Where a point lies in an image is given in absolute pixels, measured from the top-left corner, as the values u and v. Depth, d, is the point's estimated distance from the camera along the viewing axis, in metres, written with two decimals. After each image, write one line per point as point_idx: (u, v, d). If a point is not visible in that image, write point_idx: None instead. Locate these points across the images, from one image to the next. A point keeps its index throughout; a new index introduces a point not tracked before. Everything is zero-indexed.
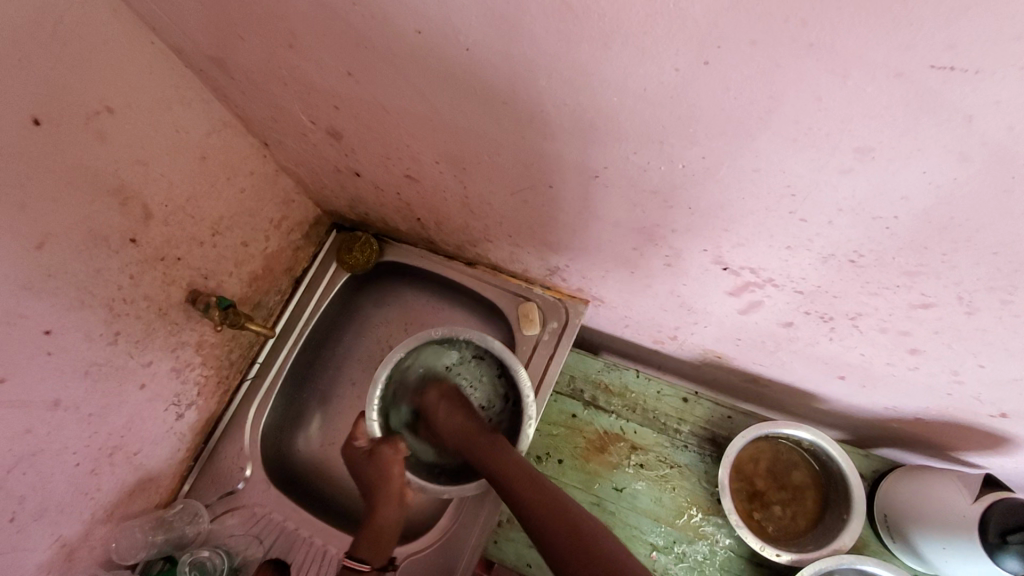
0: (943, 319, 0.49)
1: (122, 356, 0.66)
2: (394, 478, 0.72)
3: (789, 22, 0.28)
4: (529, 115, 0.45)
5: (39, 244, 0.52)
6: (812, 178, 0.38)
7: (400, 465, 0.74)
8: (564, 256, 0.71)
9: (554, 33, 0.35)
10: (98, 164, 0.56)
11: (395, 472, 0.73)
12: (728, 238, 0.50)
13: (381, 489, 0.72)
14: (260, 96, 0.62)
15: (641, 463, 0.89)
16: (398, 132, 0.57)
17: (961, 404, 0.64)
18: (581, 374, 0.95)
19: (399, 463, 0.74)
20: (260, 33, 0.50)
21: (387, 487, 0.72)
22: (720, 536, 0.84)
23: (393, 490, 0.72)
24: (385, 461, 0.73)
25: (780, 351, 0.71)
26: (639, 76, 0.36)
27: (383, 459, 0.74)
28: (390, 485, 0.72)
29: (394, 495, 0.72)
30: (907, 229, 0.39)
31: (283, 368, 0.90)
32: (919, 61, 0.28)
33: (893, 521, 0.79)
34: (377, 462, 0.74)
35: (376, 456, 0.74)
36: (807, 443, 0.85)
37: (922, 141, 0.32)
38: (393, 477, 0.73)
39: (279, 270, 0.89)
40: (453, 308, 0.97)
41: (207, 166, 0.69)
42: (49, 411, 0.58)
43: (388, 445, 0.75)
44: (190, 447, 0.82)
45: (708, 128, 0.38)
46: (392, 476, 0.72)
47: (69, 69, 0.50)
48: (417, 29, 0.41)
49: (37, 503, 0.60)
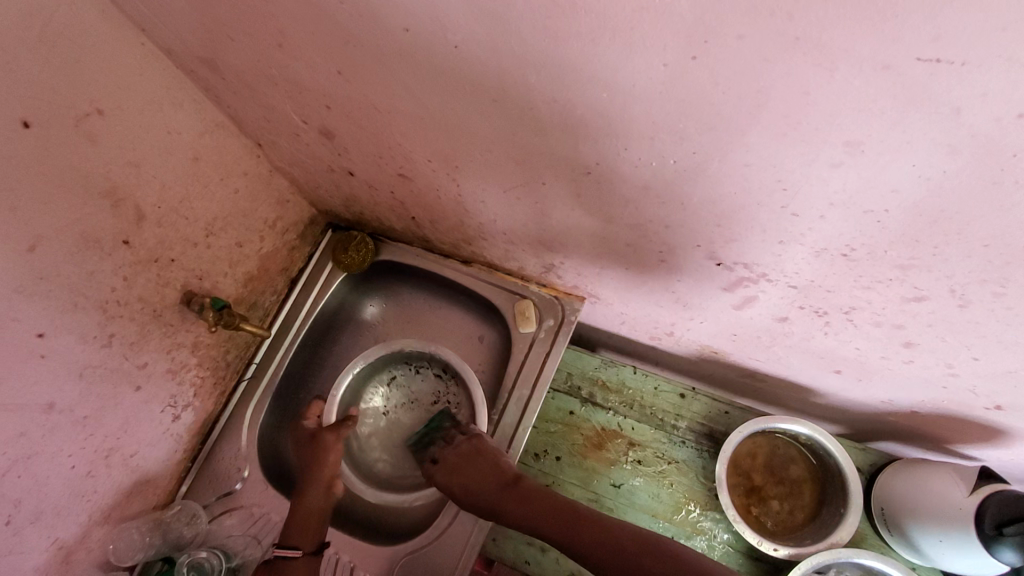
0: (935, 313, 0.49)
1: (117, 358, 0.66)
2: (328, 464, 0.78)
3: (776, 16, 0.28)
4: (521, 111, 0.44)
5: (31, 246, 0.52)
6: (802, 172, 0.38)
7: (335, 454, 0.79)
8: (559, 254, 0.71)
9: (541, 29, 0.35)
10: (89, 166, 0.55)
11: (327, 458, 0.78)
12: (721, 233, 0.50)
13: (313, 475, 0.77)
14: (252, 96, 0.62)
15: (638, 459, 0.89)
16: (390, 130, 0.57)
17: (956, 397, 0.64)
18: (578, 371, 0.95)
19: (335, 451, 0.79)
20: (250, 33, 0.50)
21: (315, 473, 0.77)
22: (718, 531, 0.84)
23: (324, 475, 0.77)
24: (323, 446, 0.79)
25: (775, 346, 0.71)
26: (628, 72, 0.36)
27: (322, 444, 0.79)
28: (322, 470, 0.77)
29: (321, 482, 0.77)
30: (898, 222, 0.39)
31: (280, 368, 0.90)
32: (906, 54, 0.28)
33: (889, 514, 0.79)
34: (315, 447, 0.80)
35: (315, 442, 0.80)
36: (804, 437, 0.85)
37: (910, 134, 0.32)
38: (327, 463, 0.78)
39: (274, 270, 0.89)
40: (449, 306, 0.97)
41: (199, 167, 0.68)
42: (44, 413, 0.58)
43: (331, 432, 0.80)
44: (187, 448, 0.82)
45: (697, 123, 0.38)
46: (325, 462, 0.78)
47: (58, 70, 0.50)
48: (406, 27, 0.41)
49: (33, 506, 0.60)
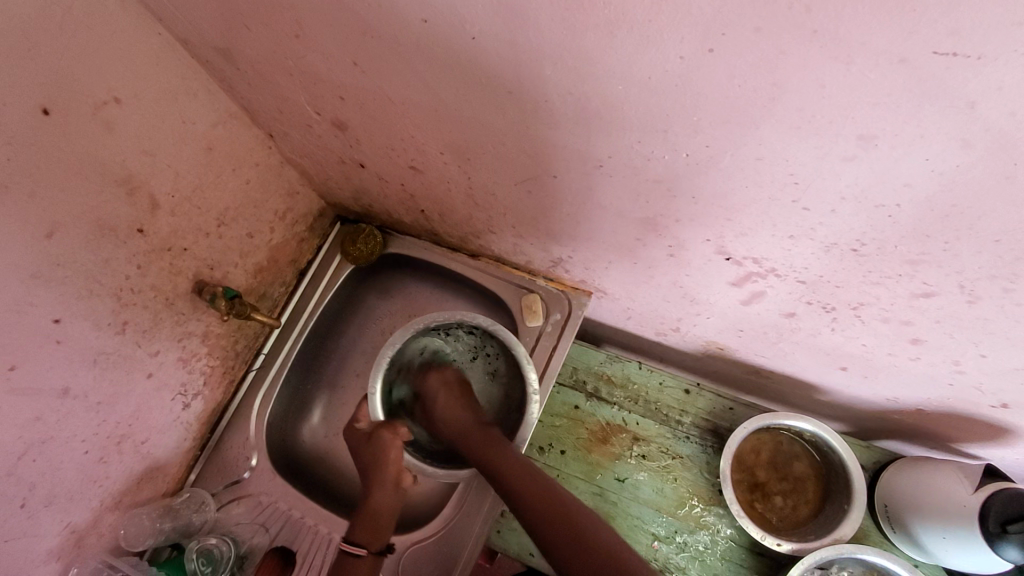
0: (944, 308, 0.50)
1: (129, 345, 0.67)
2: (392, 464, 0.73)
3: (794, 8, 0.28)
4: (533, 103, 0.45)
5: (49, 233, 0.53)
6: (814, 166, 0.39)
7: (398, 451, 0.74)
8: (567, 247, 0.72)
9: (560, 21, 0.36)
10: (105, 154, 0.56)
11: (390, 459, 0.73)
12: (731, 228, 0.50)
13: (377, 476, 0.72)
14: (266, 87, 0.62)
15: (643, 454, 0.89)
16: (403, 122, 0.58)
17: (962, 395, 0.65)
18: (583, 366, 0.95)
19: (397, 449, 0.74)
20: (267, 24, 0.51)
21: (382, 474, 0.72)
22: (722, 526, 0.85)
23: (389, 476, 0.72)
24: (383, 446, 0.73)
25: (781, 342, 0.71)
26: (644, 64, 0.36)
27: (382, 443, 0.74)
28: (387, 470, 0.72)
29: (388, 481, 0.72)
30: (908, 217, 0.40)
31: (288, 358, 0.91)
32: (922, 48, 0.28)
33: (892, 511, 0.80)
34: (375, 446, 0.74)
35: (375, 439, 0.75)
36: (808, 433, 0.85)
37: (925, 128, 0.32)
38: (391, 463, 0.73)
39: (283, 261, 0.90)
40: (456, 300, 0.98)
41: (213, 157, 0.69)
42: (58, 399, 0.59)
43: (389, 428, 0.74)
44: (196, 436, 0.83)
45: (711, 116, 0.38)
46: (388, 461, 0.73)
47: (78, 59, 0.50)
48: (423, 18, 0.41)
49: (47, 490, 0.61)
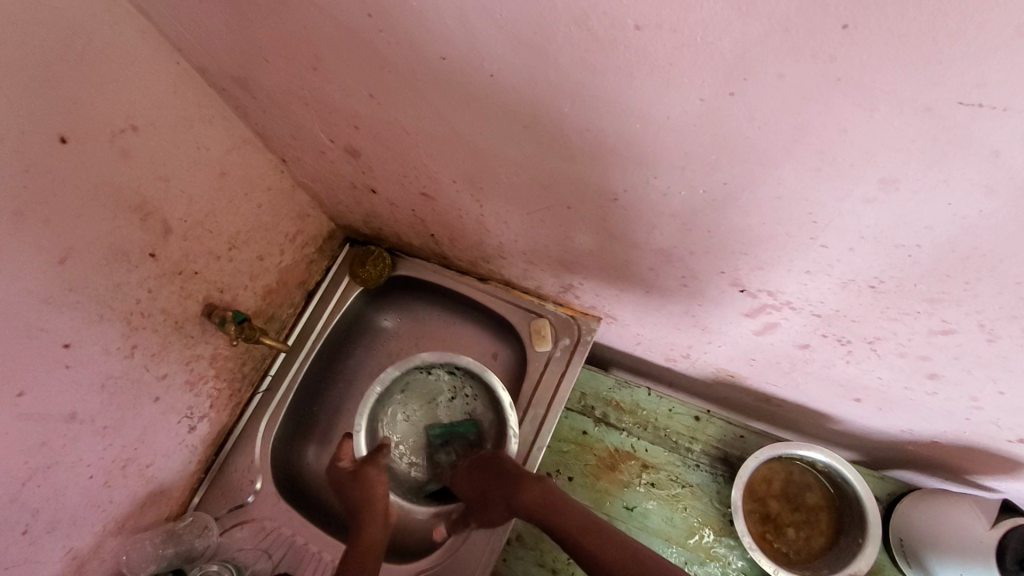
0: (962, 346, 0.49)
1: (138, 369, 0.66)
2: (380, 496, 0.73)
3: (818, 56, 0.28)
4: (551, 137, 0.45)
5: (62, 258, 0.53)
6: (833, 207, 0.39)
7: (385, 486, 0.74)
8: (578, 275, 0.71)
9: (579, 62, 0.36)
10: (121, 180, 0.56)
11: (378, 493, 0.73)
12: (747, 261, 0.50)
13: (369, 508, 0.72)
14: (280, 114, 0.63)
15: (652, 482, 0.88)
16: (417, 151, 0.58)
17: (978, 429, 0.64)
18: (592, 391, 0.95)
19: (383, 485, 0.74)
20: (286, 56, 0.51)
21: (372, 507, 0.72)
22: (732, 558, 0.83)
23: (380, 508, 0.72)
24: (370, 482, 0.74)
25: (795, 372, 0.70)
26: (663, 105, 0.36)
27: (367, 479, 0.75)
28: (377, 502, 0.72)
29: (380, 515, 0.72)
30: (928, 257, 0.39)
31: (295, 381, 0.91)
32: (946, 98, 0.28)
33: (909, 547, 0.78)
34: (362, 483, 0.74)
35: (362, 476, 0.75)
36: (821, 464, 0.84)
37: (948, 173, 0.32)
38: (378, 499, 0.73)
39: (293, 282, 0.90)
40: (464, 323, 0.97)
41: (226, 181, 0.69)
42: (66, 423, 0.59)
43: (375, 466, 0.76)
44: (201, 459, 0.82)
45: (730, 155, 0.38)
46: (376, 496, 0.73)
47: (96, 88, 0.51)
48: (442, 55, 0.42)
49: (50, 516, 0.60)
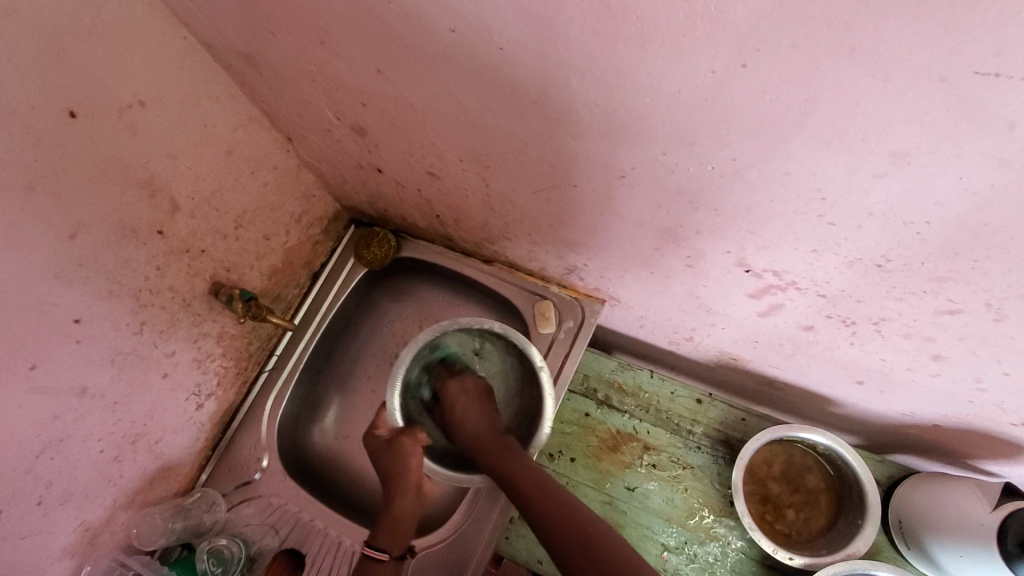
0: (968, 326, 0.49)
1: (147, 345, 0.67)
2: (412, 470, 0.70)
3: (832, 25, 0.28)
4: (557, 113, 0.45)
5: (72, 234, 0.54)
6: (843, 182, 0.38)
7: (418, 457, 0.70)
8: (583, 256, 0.72)
9: (590, 34, 0.36)
10: (129, 156, 0.56)
11: (411, 465, 0.70)
12: (752, 240, 0.50)
13: (400, 481, 0.69)
14: (287, 91, 0.62)
15: (653, 463, 0.89)
16: (424, 128, 0.58)
17: (983, 413, 0.64)
18: (595, 374, 0.95)
19: (417, 456, 0.70)
20: (295, 31, 0.51)
21: (402, 480, 0.69)
22: (733, 538, 0.84)
23: (411, 482, 0.69)
24: (403, 453, 0.70)
25: (797, 354, 0.71)
26: (674, 78, 0.36)
27: (401, 450, 0.71)
28: (408, 476, 0.69)
29: (411, 486, 0.69)
30: (937, 234, 0.39)
31: (300, 361, 0.91)
32: (963, 67, 0.28)
33: (908, 528, 0.78)
34: (395, 452, 0.71)
35: (394, 447, 0.71)
36: (822, 447, 0.85)
37: (961, 147, 0.32)
38: (412, 470, 0.70)
39: (298, 263, 0.90)
40: (469, 306, 0.98)
41: (232, 160, 0.69)
42: (77, 397, 0.60)
43: (408, 435, 0.71)
44: (208, 437, 0.83)
45: (740, 130, 0.38)
46: (409, 469, 0.70)
47: (105, 63, 0.51)
48: (451, 28, 0.41)
49: (62, 487, 0.61)
